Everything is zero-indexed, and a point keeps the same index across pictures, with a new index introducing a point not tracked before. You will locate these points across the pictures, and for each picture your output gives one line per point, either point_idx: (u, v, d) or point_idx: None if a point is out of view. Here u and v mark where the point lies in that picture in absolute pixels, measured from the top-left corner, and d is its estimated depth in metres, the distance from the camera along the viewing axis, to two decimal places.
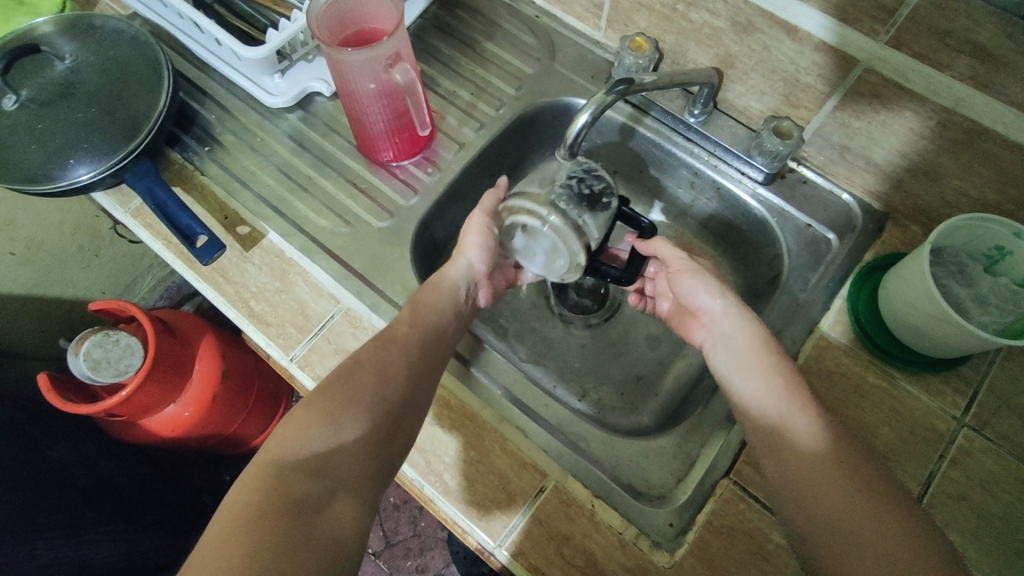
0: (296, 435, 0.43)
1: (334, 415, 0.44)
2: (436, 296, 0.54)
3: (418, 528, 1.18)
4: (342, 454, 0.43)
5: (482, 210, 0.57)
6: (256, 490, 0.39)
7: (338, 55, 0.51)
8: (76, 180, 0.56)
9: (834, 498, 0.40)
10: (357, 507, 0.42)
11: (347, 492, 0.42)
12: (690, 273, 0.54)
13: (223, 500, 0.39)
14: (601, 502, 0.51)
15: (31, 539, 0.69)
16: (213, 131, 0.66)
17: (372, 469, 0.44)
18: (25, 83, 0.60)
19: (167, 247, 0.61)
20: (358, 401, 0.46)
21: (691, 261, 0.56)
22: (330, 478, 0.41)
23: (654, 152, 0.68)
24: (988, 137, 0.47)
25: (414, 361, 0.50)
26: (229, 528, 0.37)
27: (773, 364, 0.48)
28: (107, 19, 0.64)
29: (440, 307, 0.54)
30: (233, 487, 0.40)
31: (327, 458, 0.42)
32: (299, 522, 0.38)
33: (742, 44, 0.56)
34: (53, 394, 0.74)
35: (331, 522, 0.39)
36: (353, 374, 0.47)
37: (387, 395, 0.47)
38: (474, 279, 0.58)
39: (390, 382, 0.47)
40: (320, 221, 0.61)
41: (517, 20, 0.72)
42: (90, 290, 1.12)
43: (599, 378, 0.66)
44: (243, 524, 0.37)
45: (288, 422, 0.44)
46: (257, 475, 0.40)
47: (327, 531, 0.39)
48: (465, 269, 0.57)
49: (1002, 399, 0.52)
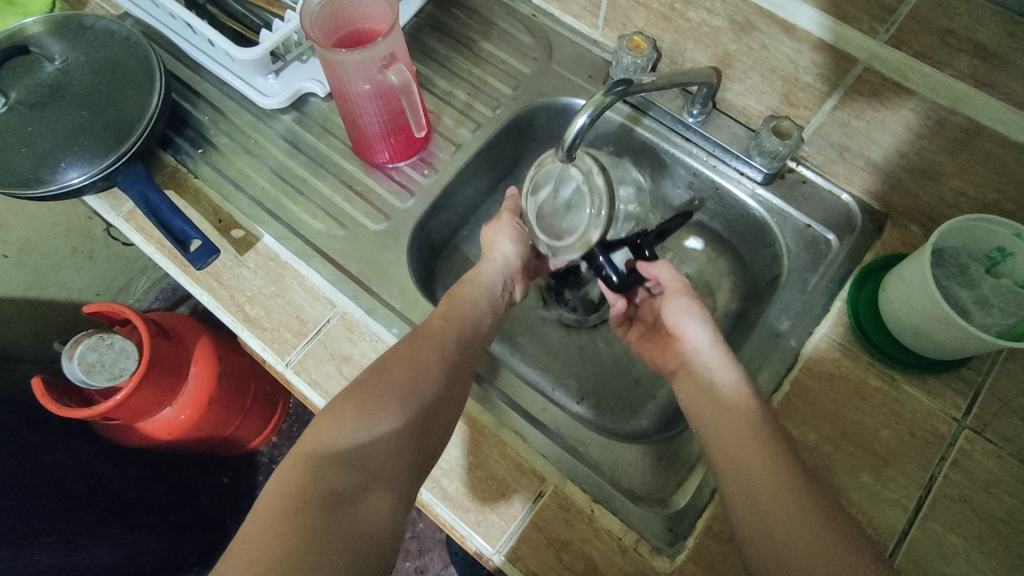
0: (329, 429, 0.42)
1: (370, 408, 0.43)
2: (473, 289, 0.56)
3: (417, 529, 1.17)
4: (374, 447, 0.42)
5: (509, 211, 0.61)
6: (295, 480, 0.38)
7: (331, 57, 0.50)
8: (67, 183, 0.55)
9: (795, 525, 0.38)
10: (390, 502, 0.40)
11: (380, 487, 0.40)
12: (687, 297, 0.55)
13: (262, 489, 0.38)
14: (601, 507, 0.50)
15: (29, 546, 0.67)
16: (206, 132, 0.65)
17: (402, 464, 0.42)
18: (13, 84, 0.59)
19: (160, 251, 0.60)
20: (392, 395, 0.45)
21: (689, 289, 0.55)
22: (365, 471, 0.40)
23: (653, 153, 0.68)
24: (990, 137, 0.46)
25: (448, 357, 0.49)
26: (270, 517, 0.36)
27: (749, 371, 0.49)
28: (97, 19, 0.63)
29: (476, 301, 0.55)
30: (272, 478, 0.39)
31: (362, 451, 0.41)
32: (331, 517, 0.36)
33: (740, 44, 0.56)
34: (48, 399, 0.73)
35: (365, 517, 0.38)
36: (388, 368, 0.47)
37: (419, 392, 0.46)
38: (511, 273, 0.60)
39: (422, 378, 0.47)
40: (316, 224, 0.61)
41: (514, 19, 0.71)
42: (84, 291, 1.11)
43: (597, 380, 0.66)
44: (278, 516, 0.36)
45: (325, 414, 0.43)
46: (293, 467, 0.39)
47: (359, 526, 0.37)
48: (502, 263, 0.58)
49: (1004, 401, 0.51)
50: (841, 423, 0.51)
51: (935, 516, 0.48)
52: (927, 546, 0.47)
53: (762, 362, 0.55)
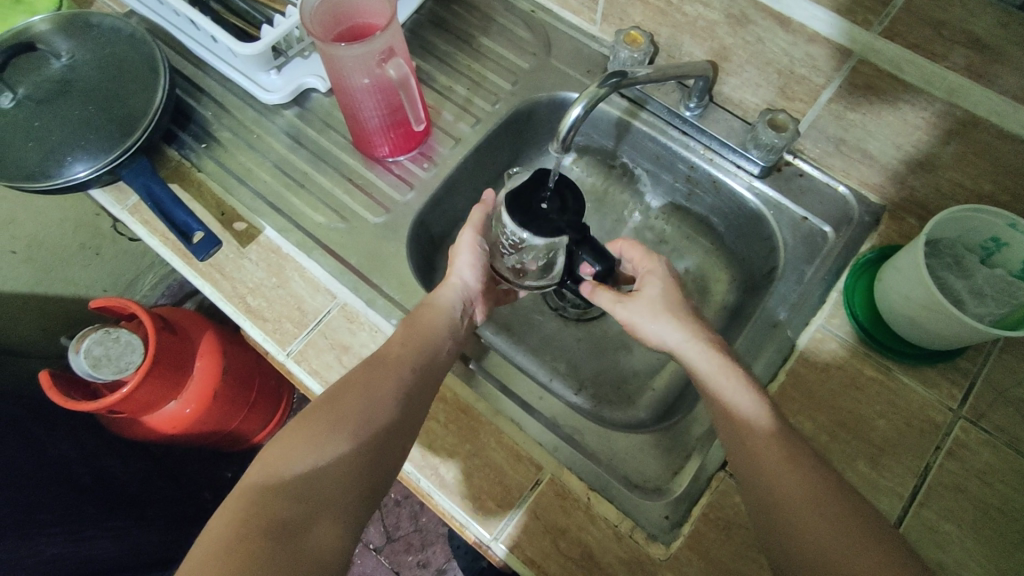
0: (279, 457, 0.42)
1: (319, 438, 0.43)
2: (433, 315, 0.53)
3: (420, 524, 1.18)
4: (326, 474, 0.42)
5: (472, 228, 0.58)
6: (239, 511, 0.39)
7: (331, 51, 0.51)
8: (73, 177, 0.56)
9: None
10: (341, 528, 0.41)
11: (328, 516, 0.41)
12: (643, 309, 0.53)
13: (209, 519, 0.39)
14: (597, 495, 0.51)
15: (33, 536, 0.69)
16: (209, 128, 0.66)
17: (355, 491, 0.43)
18: (21, 81, 0.60)
19: (164, 244, 0.61)
20: (344, 423, 0.45)
21: (637, 305, 0.53)
22: (312, 501, 0.41)
23: (649, 147, 0.68)
24: (982, 127, 0.47)
25: (407, 380, 0.48)
26: (217, 545, 0.37)
27: (743, 377, 0.46)
28: (103, 17, 0.64)
29: (435, 326, 0.53)
30: (218, 510, 0.40)
31: (309, 480, 0.41)
32: (280, 544, 0.37)
33: (736, 37, 0.56)
34: (55, 392, 0.74)
35: (315, 543, 0.39)
36: (341, 397, 0.46)
37: (373, 419, 0.46)
38: (469, 297, 0.58)
39: (377, 405, 0.46)
40: (316, 217, 0.62)
41: (513, 14, 0.71)
42: (90, 288, 1.13)
43: (595, 372, 0.67)
44: (224, 544, 0.37)
45: (279, 441, 0.44)
46: (238, 498, 0.40)
47: (309, 551, 0.38)
48: (460, 288, 0.57)
49: (1000, 391, 0.51)
50: (836, 414, 0.52)
51: (930, 504, 0.48)
52: (922, 533, 0.47)
53: (757, 353, 0.56)
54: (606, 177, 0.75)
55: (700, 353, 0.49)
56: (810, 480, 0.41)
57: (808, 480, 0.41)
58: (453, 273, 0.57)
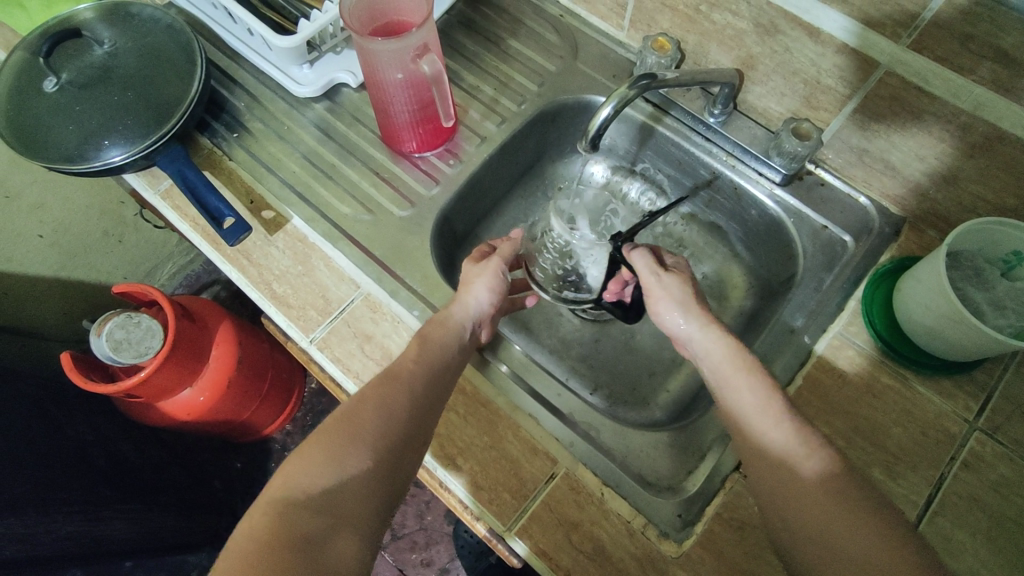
0: (298, 473, 0.42)
1: (337, 450, 0.43)
2: (443, 333, 0.53)
3: (425, 522, 1.19)
4: (347, 486, 0.42)
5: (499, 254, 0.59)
6: (262, 526, 0.39)
7: (367, 45, 0.53)
8: (109, 161, 0.58)
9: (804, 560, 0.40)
10: (359, 541, 0.41)
11: (349, 529, 0.41)
12: (667, 285, 0.55)
13: (231, 536, 0.39)
14: (610, 491, 0.51)
15: (53, 513, 0.70)
16: (241, 118, 0.68)
17: (376, 501, 0.43)
18: (64, 66, 0.62)
19: (194, 228, 0.62)
20: (361, 434, 0.45)
21: (663, 278, 0.55)
22: (333, 513, 0.40)
23: (673, 152, 0.69)
24: (1007, 141, 0.47)
25: (422, 393, 0.49)
26: (241, 560, 0.37)
27: (768, 404, 0.46)
28: (144, 7, 0.66)
29: (445, 342, 0.52)
30: (240, 525, 0.40)
31: (330, 494, 0.41)
32: (302, 557, 0.37)
33: (765, 46, 0.57)
34: (74, 373, 0.75)
35: (336, 554, 0.39)
36: (356, 410, 0.46)
37: (389, 431, 0.46)
38: (479, 319, 0.56)
39: (392, 416, 0.46)
40: (343, 208, 0.63)
41: (542, 18, 0.73)
42: (112, 274, 1.15)
43: (611, 371, 0.67)
44: (248, 561, 0.36)
45: (294, 459, 0.43)
46: (261, 514, 0.40)
47: (333, 563, 0.38)
48: (474, 309, 0.55)
49: (1018, 404, 0.51)
50: (852, 420, 0.52)
51: (944, 513, 0.48)
52: (935, 542, 0.48)
53: (775, 357, 0.56)
54: (627, 181, 0.76)
55: (726, 370, 0.49)
56: (850, 500, 0.40)
57: (848, 501, 0.40)
58: (469, 292, 0.55)
